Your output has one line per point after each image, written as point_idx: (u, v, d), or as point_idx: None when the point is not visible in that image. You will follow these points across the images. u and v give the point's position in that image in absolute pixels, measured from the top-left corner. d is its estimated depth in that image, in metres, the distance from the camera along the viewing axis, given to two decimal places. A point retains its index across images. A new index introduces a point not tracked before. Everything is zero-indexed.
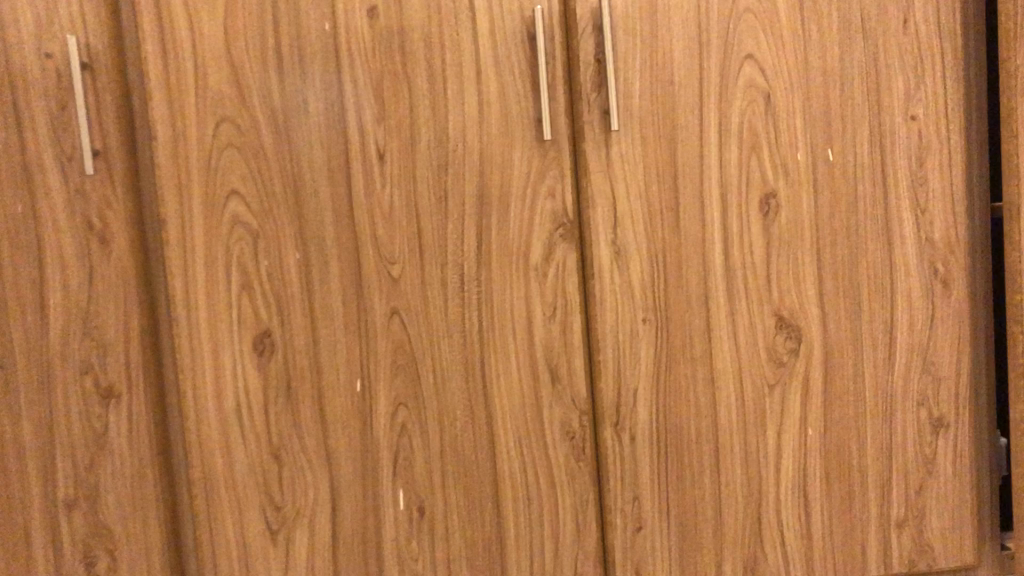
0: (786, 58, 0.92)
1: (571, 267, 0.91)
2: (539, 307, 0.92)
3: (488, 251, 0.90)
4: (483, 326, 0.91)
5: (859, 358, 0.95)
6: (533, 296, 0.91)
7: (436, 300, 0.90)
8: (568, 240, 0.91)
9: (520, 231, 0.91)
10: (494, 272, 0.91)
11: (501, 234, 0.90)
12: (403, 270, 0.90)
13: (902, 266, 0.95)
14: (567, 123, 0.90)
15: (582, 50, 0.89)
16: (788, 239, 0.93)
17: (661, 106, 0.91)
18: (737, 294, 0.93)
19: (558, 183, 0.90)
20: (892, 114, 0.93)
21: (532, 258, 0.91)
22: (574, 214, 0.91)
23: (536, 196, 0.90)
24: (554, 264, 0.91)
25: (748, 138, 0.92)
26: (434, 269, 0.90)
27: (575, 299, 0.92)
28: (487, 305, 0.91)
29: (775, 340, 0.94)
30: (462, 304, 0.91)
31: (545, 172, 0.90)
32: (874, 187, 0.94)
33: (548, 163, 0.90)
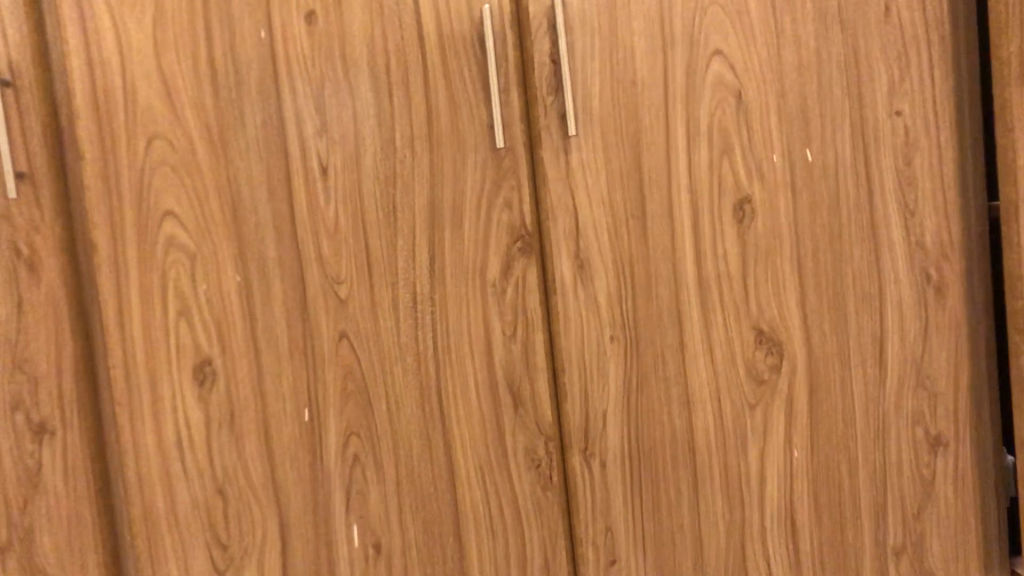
0: (758, 52, 0.85)
1: (532, 284, 0.86)
2: (498, 327, 0.86)
3: (442, 267, 0.85)
4: (439, 348, 0.86)
5: (847, 374, 0.88)
6: (491, 316, 0.85)
7: (387, 322, 0.85)
8: (528, 254, 0.85)
9: (475, 246, 0.85)
10: (449, 290, 0.85)
11: (455, 250, 0.85)
12: (352, 291, 0.84)
13: (891, 273, 0.88)
14: (523, 129, 0.84)
15: (536, 50, 0.84)
16: (765, 247, 0.87)
17: (623, 107, 0.85)
18: (713, 308, 0.87)
19: (515, 193, 0.84)
20: (874, 110, 0.86)
21: (489, 275, 0.85)
22: (533, 226, 0.85)
23: (492, 208, 0.84)
24: (513, 280, 0.85)
25: (719, 140, 0.86)
26: (384, 289, 0.85)
27: (537, 317, 0.86)
28: (443, 326, 0.85)
29: (755, 355, 0.87)
30: (416, 325, 0.85)
31: (501, 183, 0.84)
32: (858, 189, 0.87)
33: (503, 172, 0.84)
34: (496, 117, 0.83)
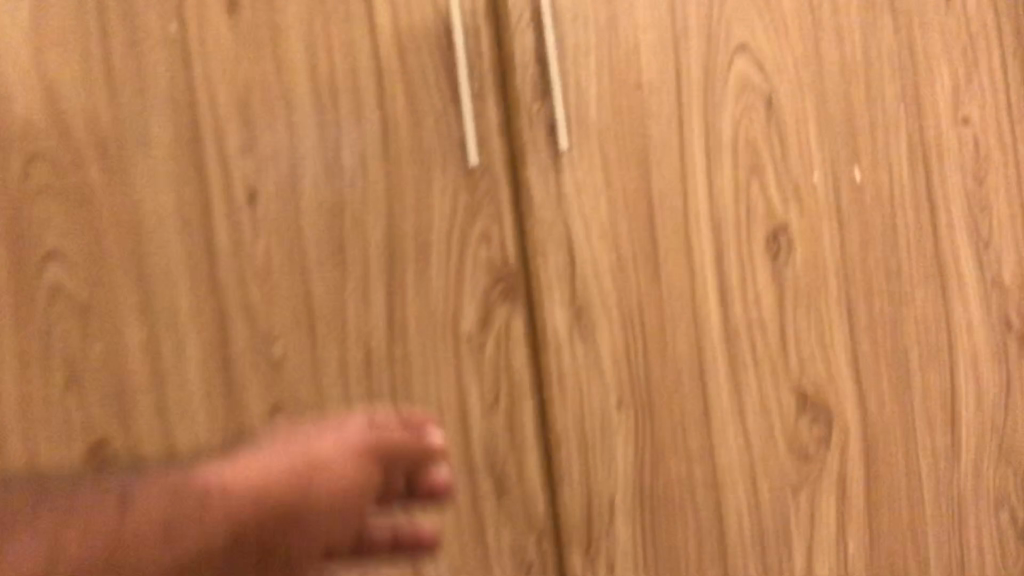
0: (792, 47, 0.69)
1: (517, 339, 0.68)
2: (475, 393, 0.68)
3: (403, 317, 0.67)
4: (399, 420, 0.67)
5: (911, 445, 0.71)
6: (466, 378, 0.68)
7: (333, 388, 0.67)
8: (512, 300, 0.68)
9: (445, 291, 0.67)
10: (412, 347, 0.67)
11: (419, 297, 0.67)
12: (287, 350, 0.66)
13: (962, 319, 0.71)
14: (503, 144, 0.67)
15: (517, 44, 0.67)
16: (807, 288, 0.70)
17: (627, 116, 0.68)
18: (743, 365, 0.70)
19: (494, 221, 0.67)
20: (937, 116, 0.70)
21: (463, 327, 0.67)
22: (518, 265, 0.68)
23: (465, 244, 0.67)
24: (493, 333, 0.68)
25: (746, 156, 0.69)
26: (328, 347, 0.67)
27: (525, 382, 0.68)
28: (406, 393, 0.67)
29: (797, 425, 0.70)
30: (370, 392, 0.67)
31: (476, 211, 0.67)
32: (918, 215, 0.70)
33: (481, 198, 0.67)
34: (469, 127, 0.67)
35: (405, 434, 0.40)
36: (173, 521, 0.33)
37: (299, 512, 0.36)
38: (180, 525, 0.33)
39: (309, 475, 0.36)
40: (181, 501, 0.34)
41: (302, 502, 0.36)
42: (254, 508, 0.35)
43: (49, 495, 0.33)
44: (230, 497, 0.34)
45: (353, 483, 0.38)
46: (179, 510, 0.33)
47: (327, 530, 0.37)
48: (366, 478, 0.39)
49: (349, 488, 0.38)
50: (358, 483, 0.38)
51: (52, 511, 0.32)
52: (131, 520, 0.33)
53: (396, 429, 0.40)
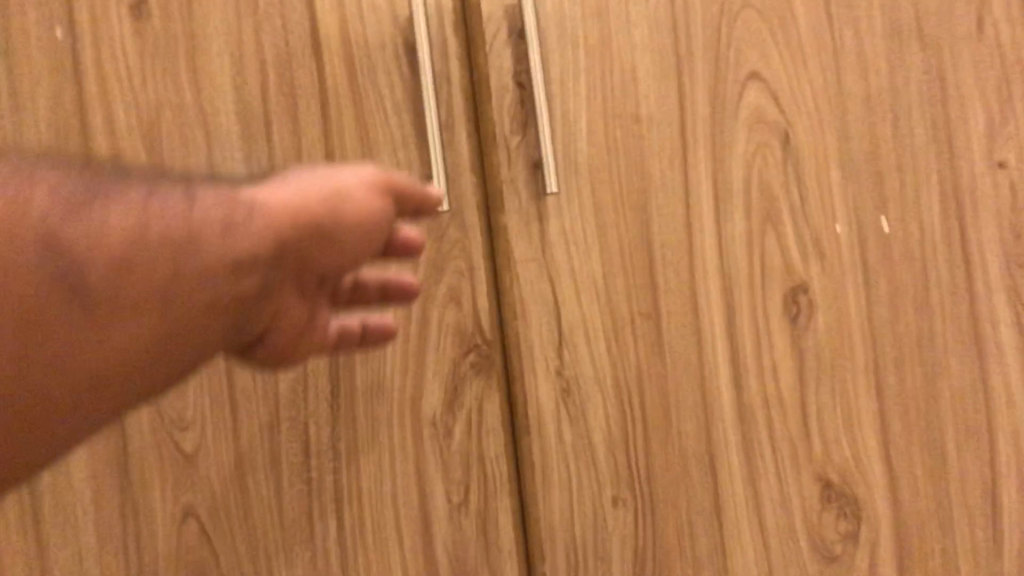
0: (810, 76, 0.59)
1: (492, 423, 0.56)
2: (439, 488, 0.56)
3: (352, 395, 0.56)
4: (344, 521, 0.56)
5: (950, 542, 0.60)
6: (428, 469, 0.56)
7: (263, 481, 0.56)
8: (486, 373, 0.56)
9: (403, 364, 0.56)
10: (362, 431, 0.56)
11: (372, 370, 0.56)
12: (207, 435, 0.55)
13: (1004, 393, 0.61)
14: (476, 185, 0.56)
15: (492, 65, 0.56)
16: (830, 357, 0.59)
17: (623, 153, 0.57)
18: (758, 449, 0.59)
19: (463, 277, 0.56)
20: (970, 159, 0.61)
21: (424, 407, 0.56)
22: (494, 332, 0.56)
23: (428, 305, 0.56)
24: (464, 414, 0.56)
25: (760, 202, 0.59)
26: (253, 433, 0.56)
27: (503, 475, 0.56)
28: (352, 489, 0.56)
29: (820, 519, 0.59)
30: (308, 487, 0.56)
31: (442, 266, 0.56)
32: (953, 272, 0.60)
33: (447, 251, 0.56)
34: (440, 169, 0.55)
35: (412, 181, 0.45)
36: (228, 237, 0.36)
37: (327, 237, 0.40)
38: (227, 242, 0.36)
39: (338, 208, 0.40)
40: (235, 227, 0.36)
41: (332, 222, 0.40)
42: (290, 234, 0.38)
43: (123, 184, 0.35)
44: (267, 217, 0.38)
45: (373, 213, 0.42)
46: (231, 224, 0.36)
47: (345, 256, 0.41)
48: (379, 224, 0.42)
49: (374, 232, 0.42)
50: (381, 229, 0.43)
51: (136, 209, 0.34)
52: (187, 223, 0.35)
53: (407, 182, 0.44)
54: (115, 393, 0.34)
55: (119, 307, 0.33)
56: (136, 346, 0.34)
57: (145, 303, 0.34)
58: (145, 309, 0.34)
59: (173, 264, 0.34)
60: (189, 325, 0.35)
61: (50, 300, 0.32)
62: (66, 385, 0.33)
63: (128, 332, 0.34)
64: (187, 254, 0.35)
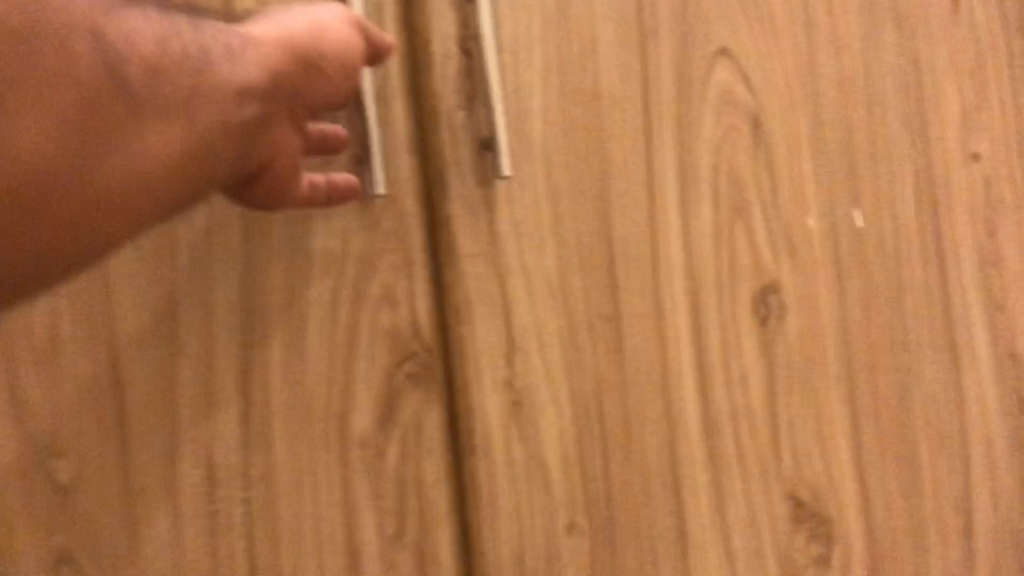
0: (782, 54, 0.54)
1: (432, 442, 0.49)
2: (370, 516, 0.48)
3: (266, 410, 0.48)
4: (258, 558, 0.48)
5: (923, 561, 0.56)
6: (357, 495, 0.48)
7: (160, 513, 0.47)
8: (424, 385, 0.49)
9: (328, 375, 0.48)
10: (278, 453, 0.48)
11: (291, 381, 0.48)
12: (89, 462, 0.46)
13: (975, 399, 0.57)
14: (414, 167, 0.48)
15: (434, 30, 0.48)
16: (802, 363, 0.54)
17: (581, 134, 0.50)
18: (725, 466, 0.53)
19: (398, 273, 0.48)
20: (945, 151, 0.56)
21: (353, 424, 0.48)
22: (434, 337, 0.49)
23: (358, 307, 0.48)
24: (400, 431, 0.48)
25: (728, 191, 0.53)
26: (147, 458, 0.47)
27: (444, 503, 0.49)
28: (266, 522, 0.48)
29: (792, 540, 0.54)
30: (214, 521, 0.47)
31: (375, 259, 0.48)
32: (927, 271, 0.56)
33: (380, 242, 0.48)
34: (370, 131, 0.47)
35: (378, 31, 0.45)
36: (233, 66, 0.37)
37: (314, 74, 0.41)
38: (231, 66, 0.36)
39: (296, 38, 0.40)
40: (237, 55, 0.37)
41: (315, 57, 0.41)
42: (286, 70, 0.39)
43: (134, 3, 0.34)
44: (264, 53, 0.38)
45: (326, 41, 0.41)
46: (237, 57, 0.37)
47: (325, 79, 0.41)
48: (336, 56, 0.42)
49: (333, 63, 0.41)
50: (340, 60, 0.42)
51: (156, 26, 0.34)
52: (199, 44, 0.36)
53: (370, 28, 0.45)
54: (144, 203, 0.33)
55: (149, 117, 0.33)
56: (165, 153, 0.33)
57: (173, 109, 0.34)
58: (177, 121, 0.34)
59: (197, 78, 0.35)
60: (212, 155, 0.35)
61: (103, 94, 0.31)
62: (102, 191, 0.32)
63: (161, 139, 0.33)
64: (205, 79, 0.35)
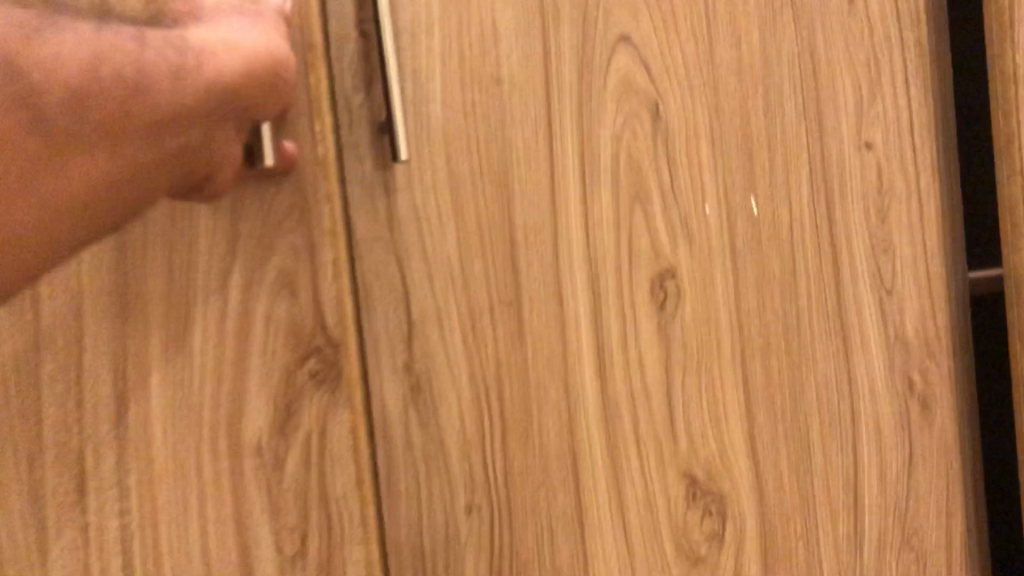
0: (681, 42, 0.55)
1: (337, 445, 0.48)
2: (263, 518, 0.48)
3: (145, 410, 0.48)
4: (132, 554, 0.49)
5: (812, 537, 0.58)
6: (252, 481, 0.48)
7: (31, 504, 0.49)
8: (329, 379, 0.48)
9: (215, 371, 0.48)
10: (159, 454, 0.48)
11: (175, 378, 0.48)
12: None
13: (864, 380, 0.59)
14: (321, 163, 0.47)
15: (332, 10, 0.48)
16: (697, 346, 0.55)
17: (481, 118, 0.51)
18: (622, 447, 0.54)
19: (299, 266, 0.47)
20: (839, 140, 0.58)
21: (246, 425, 0.48)
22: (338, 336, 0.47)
23: (257, 296, 0.47)
24: (301, 437, 0.48)
25: (627, 178, 0.54)
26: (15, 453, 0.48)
27: (352, 509, 0.48)
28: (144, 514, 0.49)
29: (686, 519, 0.56)
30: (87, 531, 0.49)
31: (274, 244, 0.47)
32: (819, 257, 0.58)
33: (279, 240, 0.47)
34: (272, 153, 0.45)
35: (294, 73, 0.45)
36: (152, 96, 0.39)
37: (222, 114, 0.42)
38: (155, 91, 0.39)
39: (221, 62, 0.41)
40: (157, 86, 0.39)
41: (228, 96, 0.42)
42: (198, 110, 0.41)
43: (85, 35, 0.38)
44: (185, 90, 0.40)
45: (256, 58, 0.42)
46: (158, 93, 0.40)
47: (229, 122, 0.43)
48: (256, 85, 0.43)
49: (251, 92, 0.43)
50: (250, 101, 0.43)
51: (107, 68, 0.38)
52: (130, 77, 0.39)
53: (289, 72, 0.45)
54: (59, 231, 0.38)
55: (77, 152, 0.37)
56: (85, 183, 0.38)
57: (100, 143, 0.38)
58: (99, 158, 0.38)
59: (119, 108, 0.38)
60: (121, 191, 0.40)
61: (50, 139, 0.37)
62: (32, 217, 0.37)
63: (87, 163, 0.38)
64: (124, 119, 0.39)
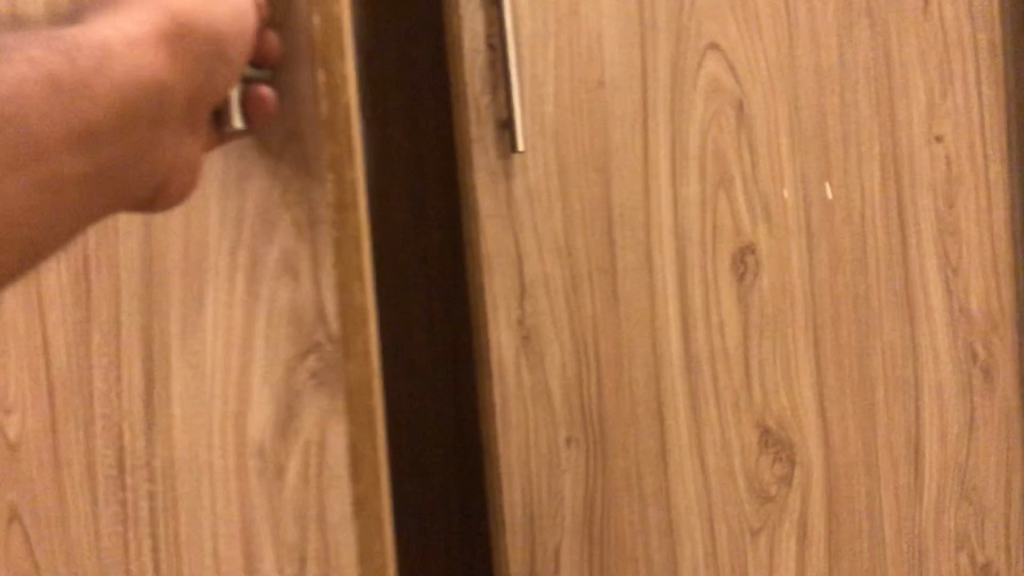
0: (765, 48, 0.63)
1: (335, 454, 0.51)
2: (262, 515, 0.52)
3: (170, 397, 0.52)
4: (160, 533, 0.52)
5: (874, 485, 0.66)
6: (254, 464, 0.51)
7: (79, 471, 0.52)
8: (325, 369, 0.51)
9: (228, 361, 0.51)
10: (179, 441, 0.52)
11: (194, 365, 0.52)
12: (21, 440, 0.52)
13: (928, 347, 0.66)
14: (330, 174, 0.50)
15: (466, 29, 0.58)
16: (774, 313, 0.64)
17: (588, 115, 0.60)
18: (703, 396, 0.63)
19: (302, 276, 0.50)
20: (910, 132, 0.65)
21: (252, 421, 0.51)
22: (338, 335, 0.50)
23: (264, 288, 0.51)
24: (302, 443, 0.51)
25: (713, 166, 0.62)
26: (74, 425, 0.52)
27: (341, 511, 0.51)
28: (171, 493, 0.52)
29: (759, 462, 0.64)
30: (123, 509, 0.52)
31: (276, 231, 0.51)
32: (888, 236, 0.65)
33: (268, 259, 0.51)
34: (242, 121, 0.49)
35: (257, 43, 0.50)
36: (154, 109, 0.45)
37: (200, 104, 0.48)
38: (149, 98, 0.45)
39: (197, 54, 0.46)
40: (152, 97, 0.45)
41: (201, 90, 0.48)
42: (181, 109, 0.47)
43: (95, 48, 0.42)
44: (171, 94, 0.46)
45: (228, 45, 0.47)
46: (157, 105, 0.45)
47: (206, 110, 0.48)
48: (228, 77, 0.48)
49: (221, 84, 0.48)
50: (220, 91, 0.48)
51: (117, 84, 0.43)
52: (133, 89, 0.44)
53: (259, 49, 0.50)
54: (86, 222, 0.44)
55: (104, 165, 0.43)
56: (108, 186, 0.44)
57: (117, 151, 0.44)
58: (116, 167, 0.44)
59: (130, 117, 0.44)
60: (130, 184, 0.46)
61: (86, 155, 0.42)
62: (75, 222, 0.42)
63: (110, 169, 0.44)
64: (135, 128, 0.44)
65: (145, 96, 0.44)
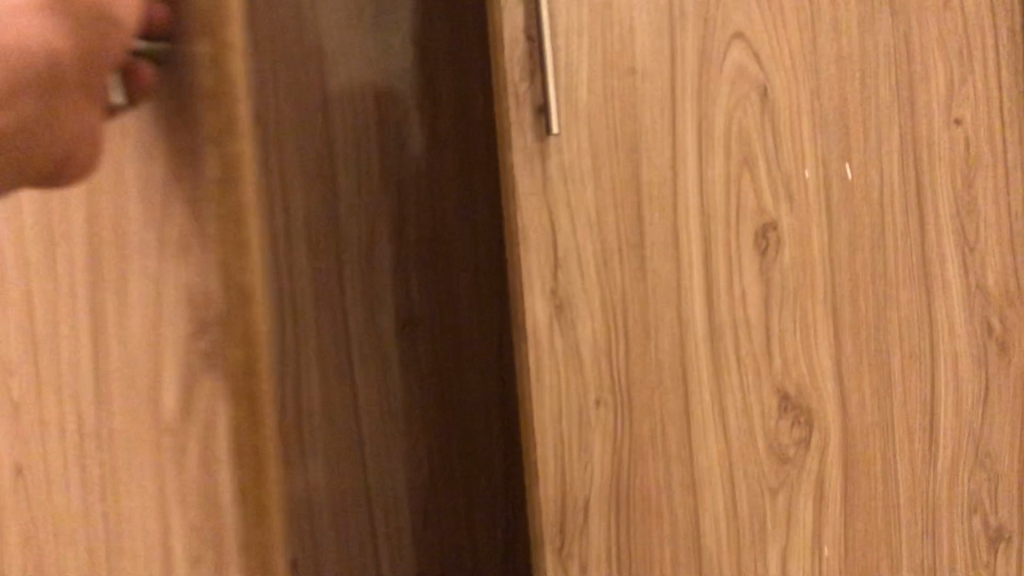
0: (787, 37, 0.67)
1: (238, 435, 0.45)
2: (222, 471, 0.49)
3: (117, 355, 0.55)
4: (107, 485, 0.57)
5: (889, 450, 0.70)
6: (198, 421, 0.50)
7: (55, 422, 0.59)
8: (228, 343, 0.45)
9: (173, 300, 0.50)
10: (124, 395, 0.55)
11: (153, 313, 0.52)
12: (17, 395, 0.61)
13: (945, 320, 0.69)
14: (211, 141, 0.43)
15: (507, 22, 0.64)
16: (794, 286, 0.68)
17: (618, 100, 0.65)
18: (726, 362, 0.67)
19: (204, 227, 0.45)
20: (929, 115, 0.68)
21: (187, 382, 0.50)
22: (228, 303, 0.44)
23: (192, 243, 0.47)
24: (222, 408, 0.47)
25: (738, 147, 0.66)
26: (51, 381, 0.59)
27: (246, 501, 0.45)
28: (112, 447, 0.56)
29: (777, 426, 0.68)
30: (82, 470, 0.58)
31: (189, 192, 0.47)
32: (906, 214, 0.68)
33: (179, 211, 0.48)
34: (124, 92, 0.47)
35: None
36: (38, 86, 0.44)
37: (63, 74, 0.45)
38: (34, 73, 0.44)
39: (65, 21, 0.44)
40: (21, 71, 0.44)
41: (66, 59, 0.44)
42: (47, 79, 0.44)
43: None
44: (40, 65, 0.44)
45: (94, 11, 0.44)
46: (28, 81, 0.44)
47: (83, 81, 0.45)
48: (112, 40, 0.44)
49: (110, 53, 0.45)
50: (107, 55, 0.45)
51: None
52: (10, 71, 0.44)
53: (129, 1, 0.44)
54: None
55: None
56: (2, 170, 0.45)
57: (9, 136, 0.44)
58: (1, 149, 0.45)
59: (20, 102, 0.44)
60: (23, 164, 0.46)
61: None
62: None
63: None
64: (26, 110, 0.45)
65: (17, 86, 0.44)
